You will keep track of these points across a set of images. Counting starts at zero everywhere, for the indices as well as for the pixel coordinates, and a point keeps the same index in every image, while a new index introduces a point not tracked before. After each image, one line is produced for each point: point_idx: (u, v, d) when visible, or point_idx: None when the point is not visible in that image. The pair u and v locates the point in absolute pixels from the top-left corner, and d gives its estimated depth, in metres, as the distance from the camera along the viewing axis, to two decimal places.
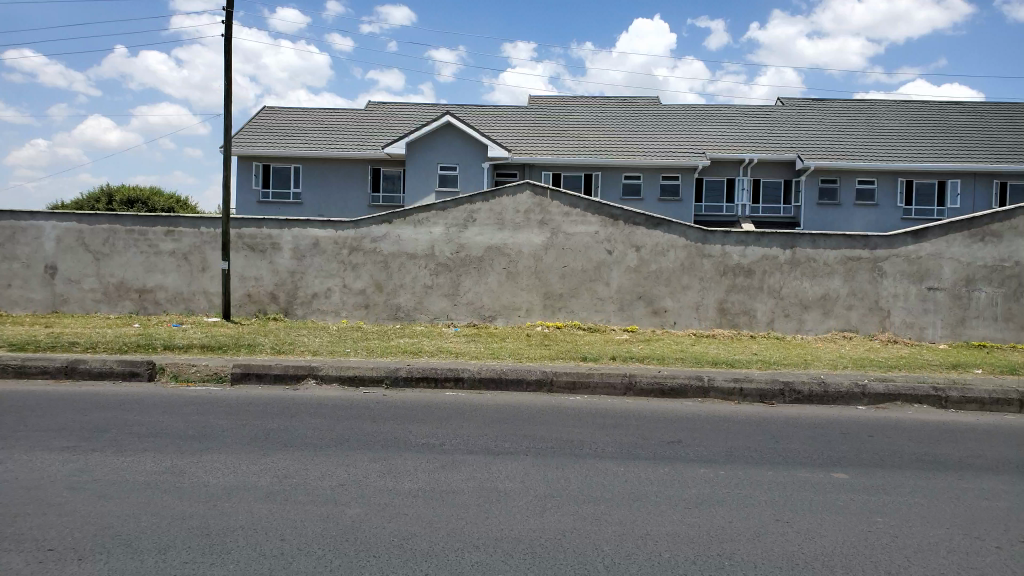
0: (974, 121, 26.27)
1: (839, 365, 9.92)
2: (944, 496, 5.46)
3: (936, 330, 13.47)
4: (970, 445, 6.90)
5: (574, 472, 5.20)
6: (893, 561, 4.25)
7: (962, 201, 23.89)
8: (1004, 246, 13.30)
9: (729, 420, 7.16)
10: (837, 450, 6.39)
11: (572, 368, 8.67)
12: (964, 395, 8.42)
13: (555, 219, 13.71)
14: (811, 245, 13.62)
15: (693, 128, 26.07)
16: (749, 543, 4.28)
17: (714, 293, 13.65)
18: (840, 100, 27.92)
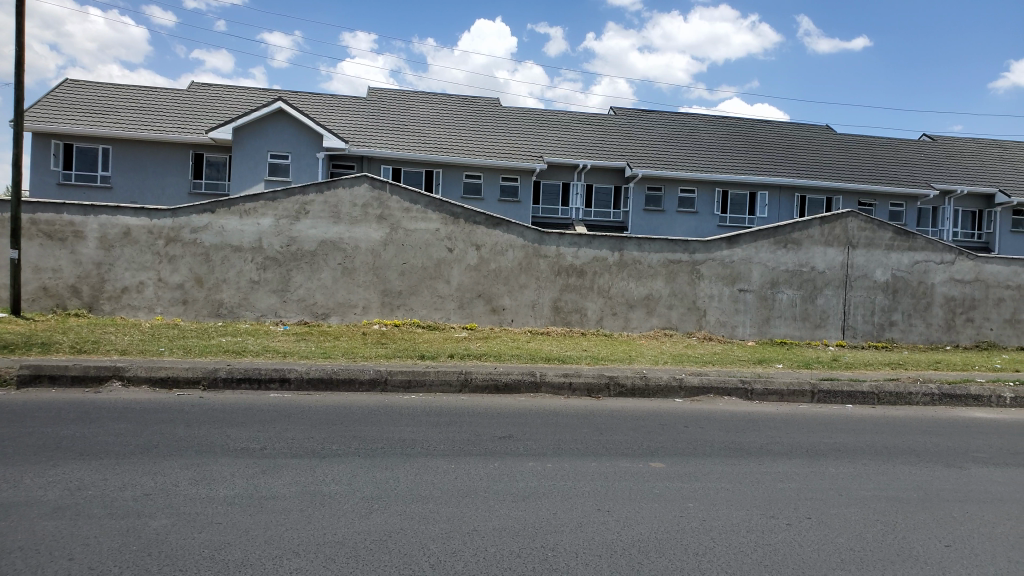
0: (781, 139, 28.90)
1: (663, 361, 10.52)
2: (747, 480, 5.95)
3: (745, 329, 14.74)
4: (771, 433, 7.57)
5: (403, 472, 5.16)
6: (702, 543, 4.55)
7: (770, 211, 26.19)
8: (803, 253, 14.92)
9: (558, 415, 7.40)
10: (654, 440, 6.78)
11: (408, 367, 8.61)
12: (767, 387, 9.29)
13: (393, 214, 13.57)
14: (638, 247, 14.35)
15: (531, 131, 26.74)
16: (573, 534, 4.43)
17: (548, 292, 14.06)
18: (666, 111, 29.67)
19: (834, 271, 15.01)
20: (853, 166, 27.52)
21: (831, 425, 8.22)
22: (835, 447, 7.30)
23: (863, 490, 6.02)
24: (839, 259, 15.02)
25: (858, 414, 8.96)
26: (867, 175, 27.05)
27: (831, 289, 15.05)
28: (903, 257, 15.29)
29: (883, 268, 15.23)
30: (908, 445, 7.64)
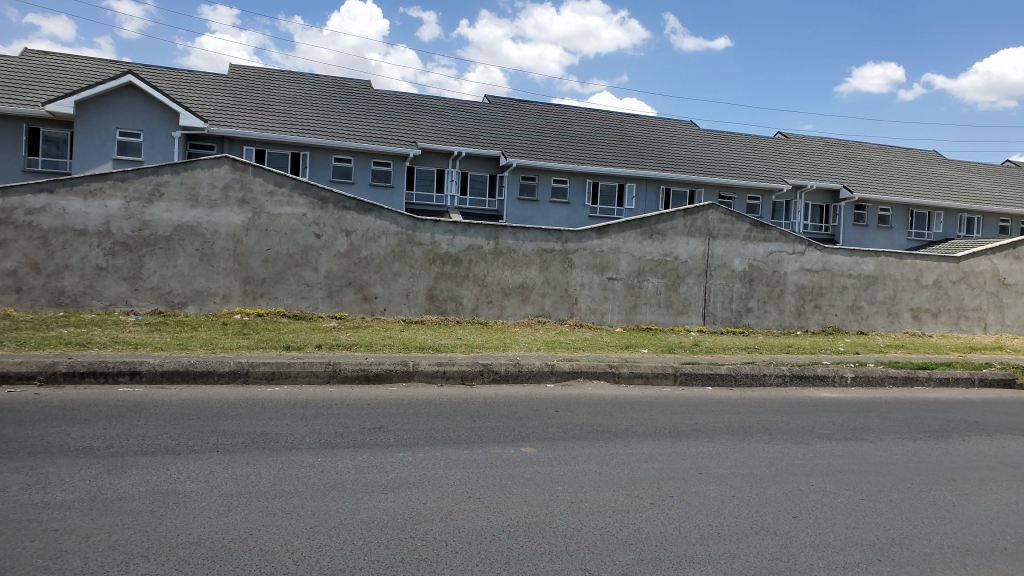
0: (647, 133, 30.01)
1: (535, 348, 10.69)
2: (614, 461, 6.14)
3: (614, 316, 15.23)
4: (636, 416, 7.85)
5: (266, 467, 4.95)
6: (570, 526, 4.65)
7: (637, 203, 27.17)
8: (667, 243, 15.56)
9: (428, 403, 7.35)
10: (526, 426, 6.87)
11: (273, 358, 8.29)
12: (633, 371, 9.65)
13: (257, 198, 13.02)
14: (512, 236, 14.47)
15: (404, 117, 26.37)
16: (443, 522, 4.41)
17: (422, 280, 13.96)
18: (539, 102, 30.07)
19: (696, 260, 15.77)
20: (715, 161, 28.99)
21: (693, 407, 8.64)
22: (696, 427, 7.68)
23: (721, 468, 6.35)
24: (701, 249, 15.79)
25: (717, 395, 9.46)
26: (727, 170, 28.59)
27: (694, 278, 15.80)
28: (758, 247, 16.27)
29: (741, 258, 16.14)
30: (761, 424, 8.13)
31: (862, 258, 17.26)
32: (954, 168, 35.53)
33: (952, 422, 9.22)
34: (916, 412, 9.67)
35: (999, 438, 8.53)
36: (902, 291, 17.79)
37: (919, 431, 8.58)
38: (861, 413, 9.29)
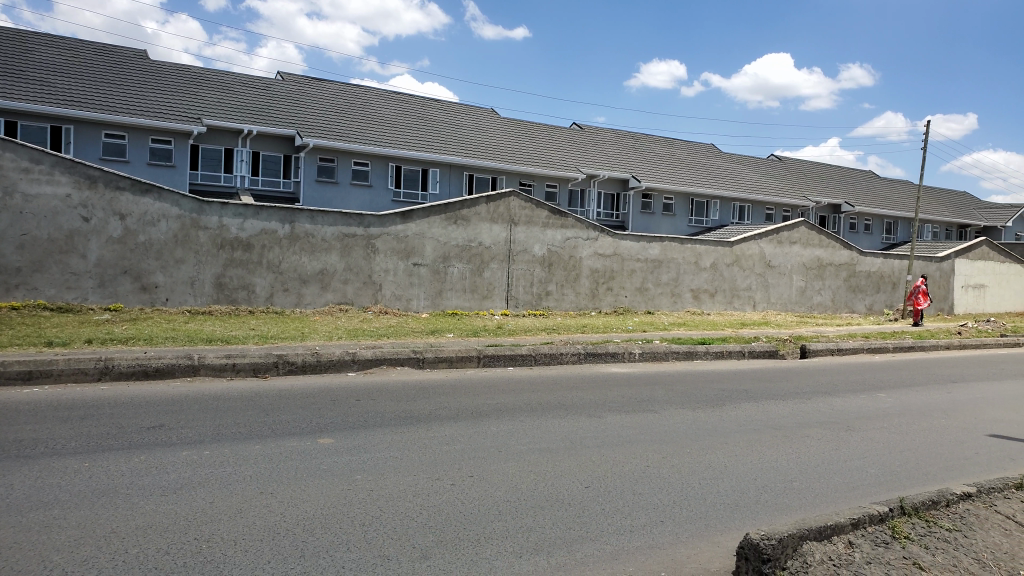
0: (449, 118, 30.22)
1: (337, 337, 10.44)
2: (415, 446, 6.16)
3: (419, 302, 15.25)
4: (440, 399, 7.92)
5: (20, 477, 4.43)
6: (368, 514, 4.59)
7: (441, 188, 27.44)
8: (470, 229, 15.82)
9: (218, 398, 6.93)
10: (323, 416, 6.69)
11: (31, 356, 7.42)
12: (436, 355, 9.73)
13: (9, 176, 11.58)
14: (310, 221, 14.01)
15: (189, 91, 24.55)
16: (230, 521, 4.18)
17: (211, 268, 13.14)
18: (337, 81, 29.18)
19: (498, 246, 16.18)
20: (515, 149, 29.87)
21: (493, 387, 8.88)
22: (496, 407, 7.89)
23: (519, 445, 6.58)
24: (503, 235, 16.23)
25: (519, 375, 9.80)
26: (527, 158, 29.59)
27: (496, 263, 16.20)
28: (556, 233, 17.00)
29: (540, 243, 16.78)
30: (558, 401, 8.53)
31: (649, 243, 18.61)
32: (728, 160, 39.20)
33: (724, 391, 10.26)
34: (694, 383, 10.60)
35: (760, 403, 9.59)
36: (684, 273, 19.42)
37: (697, 400, 9.44)
38: (648, 385, 10.04)
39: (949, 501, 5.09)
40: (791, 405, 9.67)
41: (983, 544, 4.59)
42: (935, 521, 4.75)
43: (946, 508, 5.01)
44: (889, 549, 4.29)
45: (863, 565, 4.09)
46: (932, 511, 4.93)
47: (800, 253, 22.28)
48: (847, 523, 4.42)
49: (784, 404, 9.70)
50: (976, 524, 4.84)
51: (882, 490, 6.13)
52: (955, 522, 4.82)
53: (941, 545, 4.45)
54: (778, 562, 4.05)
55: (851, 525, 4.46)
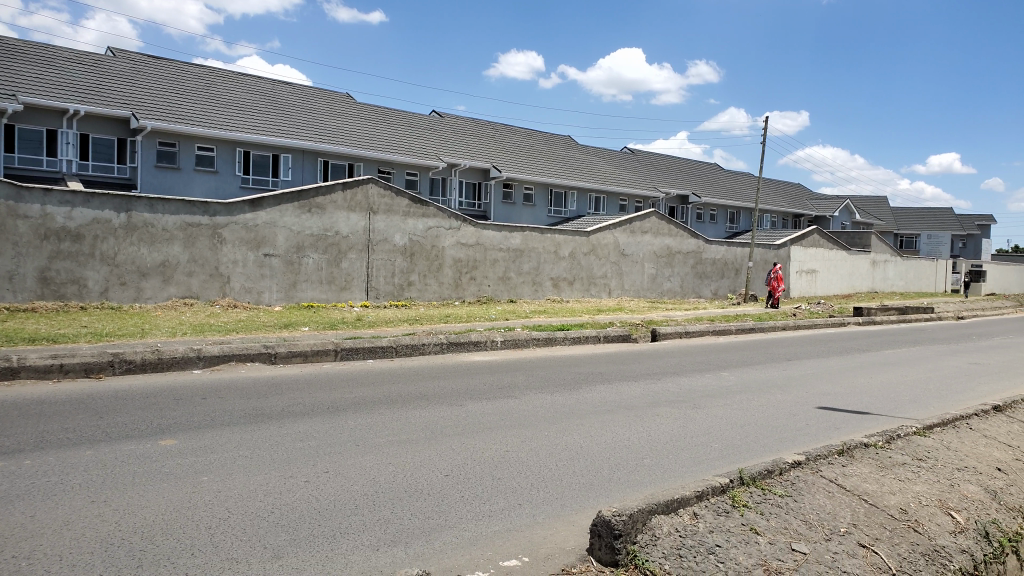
0: (303, 103, 29.18)
1: (182, 333, 9.84)
2: (267, 444, 5.93)
3: (272, 294, 14.70)
4: (293, 395, 7.67)
5: None
6: (215, 516, 4.36)
7: (294, 175, 26.54)
8: (326, 218, 15.40)
9: (43, 402, 6.37)
10: (166, 417, 6.30)
11: None
12: (289, 350, 9.41)
13: None
14: (148, 209, 13.16)
15: (5, 65, 22.31)
16: (55, 535, 3.85)
17: (33, 261, 12.07)
18: (179, 60, 27.41)
19: (357, 235, 15.85)
20: (374, 136, 29.35)
21: (352, 380, 8.70)
22: (355, 401, 7.75)
23: (377, 438, 6.48)
24: (361, 224, 15.90)
25: (377, 367, 9.65)
26: (386, 145, 29.16)
27: (355, 253, 15.87)
28: (417, 223, 16.88)
29: (400, 232, 16.59)
30: (418, 391, 8.50)
31: (510, 233, 18.88)
32: (584, 152, 40.39)
33: (580, 374, 10.62)
34: (552, 368, 10.89)
35: (614, 385, 10.00)
36: (543, 262, 19.84)
37: (555, 384, 9.73)
38: (507, 372, 10.21)
39: (782, 470, 5.51)
40: (644, 386, 10.15)
41: (810, 506, 5.02)
42: (770, 489, 5.12)
43: (779, 475, 5.43)
44: (729, 517, 4.59)
45: (706, 534, 4.35)
46: (767, 479, 5.32)
47: (651, 242, 23.36)
48: (692, 496, 4.68)
49: (637, 385, 10.17)
50: (804, 489, 5.28)
51: (725, 463, 6.56)
52: (786, 488, 5.23)
53: (774, 510, 4.82)
54: (629, 537, 4.22)
55: (696, 497, 4.73)
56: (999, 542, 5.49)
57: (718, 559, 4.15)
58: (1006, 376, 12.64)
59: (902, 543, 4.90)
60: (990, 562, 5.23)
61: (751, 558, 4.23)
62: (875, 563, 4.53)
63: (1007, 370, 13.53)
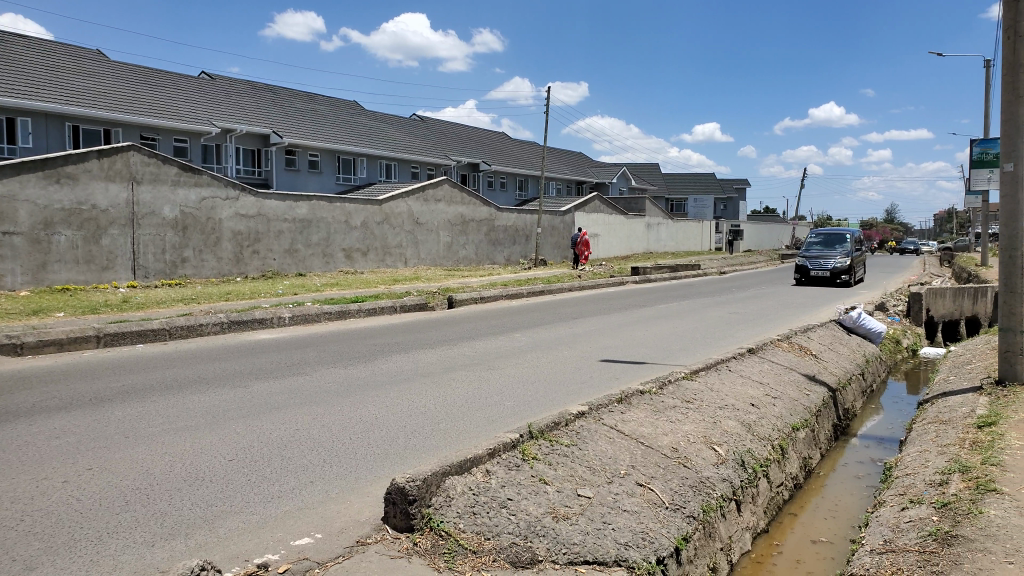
0: (44, 59, 25.75)
1: None
2: (15, 445, 5.30)
3: (17, 277, 13.04)
4: (50, 388, 6.92)
5: None
6: None
7: (37, 141, 23.55)
8: (80, 189, 13.87)
9: None
10: None
11: None
12: (41, 339, 8.46)
13: None
14: None
15: None
16: None
17: None
18: None
19: (118, 209, 14.44)
20: (134, 99, 26.74)
21: (120, 368, 7.98)
22: (124, 389, 7.14)
23: (150, 427, 6.02)
24: (123, 195, 14.50)
25: (149, 351, 8.95)
26: (150, 109, 26.70)
27: (117, 228, 14.46)
28: (188, 193, 15.70)
29: (170, 204, 15.36)
30: (198, 374, 8.00)
31: (295, 202, 18.15)
32: (372, 118, 39.58)
33: (376, 345, 10.54)
34: (345, 341, 10.70)
35: (411, 353, 10.06)
36: (333, 233, 19.33)
37: (348, 357, 9.59)
38: (298, 349, 9.88)
39: (568, 421, 5.86)
40: (439, 352, 10.32)
41: (593, 453, 5.41)
42: (557, 440, 5.44)
43: (565, 426, 5.77)
44: (519, 471, 4.82)
45: (498, 489, 4.54)
46: (554, 431, 5.63)
47: (444, 210, 23.54)
48: (484, 454, 4.85)
49: (433, 352, 10.32)
50: (589, 437, 5.68)
51: (515, 419, 6.86)
52: (572, 438, 5.57)
53: (560, 460, 5.13)
54: (423, 501, 4.30)
55: (488, 455, 4.90)
56: (751, 469, 6.30)
57: (510, 512, 4.35)
58: (755, 322, 14.37)
59: (674, 479, 5.44)
60: (744, 487, 6.00)
61: (541, 508, 4.47)
62: (649, 499, 4.99)
63: (757, 317, 15.37)
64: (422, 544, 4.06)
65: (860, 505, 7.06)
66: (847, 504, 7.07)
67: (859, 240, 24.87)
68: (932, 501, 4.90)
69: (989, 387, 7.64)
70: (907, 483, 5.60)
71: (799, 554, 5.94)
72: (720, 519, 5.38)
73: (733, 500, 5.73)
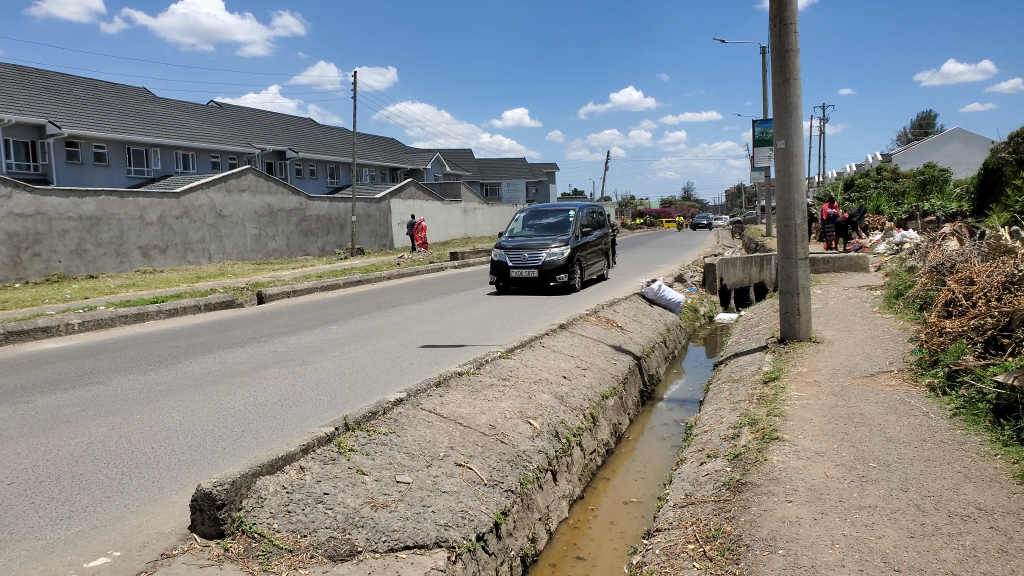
0: None
1: None
2: None
3: None
4: None
5: None
6: None
7: None
8: None
9: None
10: None
11: None
12: None
13: None
14: None
15: None
16: None
17: None
18: None
19: None
20: None
21: None
22: None
23: None
24: None
25: None
26: None
27: None
28: None
29: None
30: None
31: (79, 199, 16.61)
32: (164, 105, 36.77)
33: (179, 347, 9.96)
34: (146, 345, 10.04)
35: (218, 354, 9.62)
36: (126, 230, 17.90)
37: (146, 362, 8.99)
38: (90, 356, 9.13)
39: (386, 410, 5.91)
40: (249, 350, 9.95)
41: (412, 438, 5.52)
42: (374, 429, 5.47)
43: (383, 415, 5.82)
44: (336, 464, 4.83)
45: (313, 485, 4.53)
46: (371, 421, 5.66)
47: (250, 201, 22.47)
48: (298, 451, 4.80)
49: (243, 350, 9.94)
50: (407, 423, 5.77)
51: (331, 413, 6.80)
52: (390, 426, 5.63)
53: (378, 449, 5.19)
54: (233, 505, 4.18)
55: (301, 451, 4.85)
56: (565, 439, 6.71)
57: (326, 506, 4.36)
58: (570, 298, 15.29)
59: (492, 455, 5.68)
60: (559, 457, 6.40)
61: (359, 498, 4.51)
62: (469, 478, 5.19)
63: (569, 293, 16.31)
64: (234, 549, 3.97)
65: (664, 463, 7.75)
66: (653, 463, 7.74)
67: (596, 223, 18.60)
68: (724, 453, 5.48)
69: (772, 346, 8.68)
70: (704, 439, 6.20)
71: (612, 515, 6.43)
72: (537, 490, 5.72)
73: (548, 471, 6.11)
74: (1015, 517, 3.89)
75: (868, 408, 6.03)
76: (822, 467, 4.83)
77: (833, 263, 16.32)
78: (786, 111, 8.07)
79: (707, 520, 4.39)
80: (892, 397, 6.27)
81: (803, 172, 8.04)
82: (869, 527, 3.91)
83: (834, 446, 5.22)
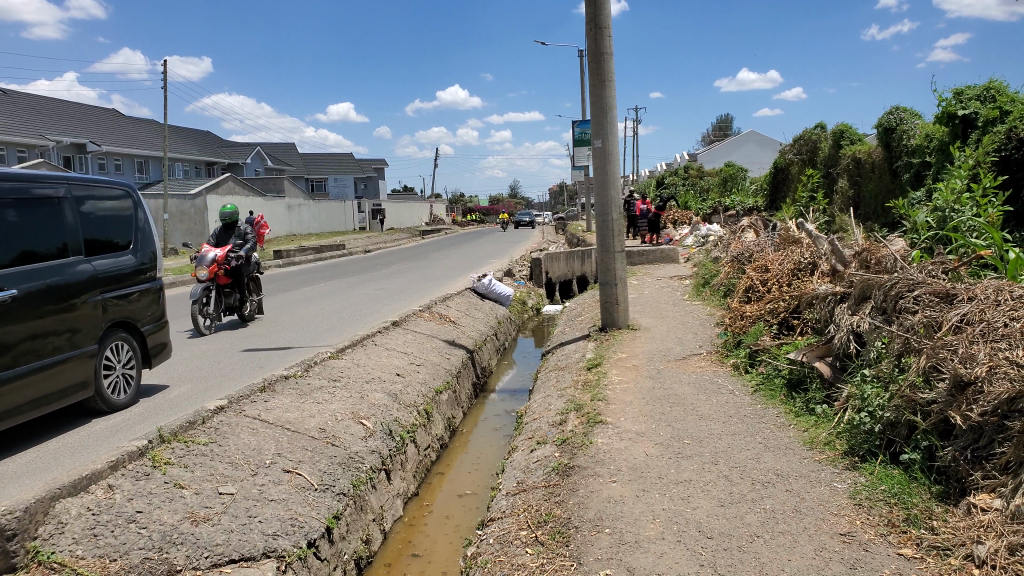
0: None
1: None
2: None
3: None
4: None
5: None
6: None
7: None
8: None
9: None
10: None
11: None
12: None
13: None
14: None
15: None
16: None
17: None
18: None
19: None
20: None
21: None
22: None
23: None
24: None
25: None
26: None
27: None
28: None
29: None
30: None
31: None
32: None
33: None
34: None
35: None
36: None
37: None
38: None
39: (204, 418, 5.47)
40: None
41: (234, 447, 5.14)
42: (192, 440, 5.03)
43: (202, 424, 5.37)
44: (149, 480, 4.38)
45: (123, 504, 4.08)
46: (189, 431, 5.21)
47: None
48: (105, 468, 4.30)
49: None
50: (228, 431, 5.37)
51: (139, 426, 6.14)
52: (209, 435, 5.21)
53: (197, 461, 4.78)
54: (26, 534, 3.63)
55: (108, 468, 4.35)
56: (398, 437, 6.56)
57: (138, 526, 3.93)
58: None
59: (322, 459, 5.42)
60: (392, 455, 6.25)
61: (177, 514, 4.12)
62: (297, 484, 4.91)
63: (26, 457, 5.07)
64: None
65: (497, 454, 7.78)
66: (486, 455, 7.76)
67: (129, 245, 5.91)
68: (553, 440, 5.57)
69: (595, 334, 9.00)
70: (534, 427, 6.29)
71: (447, 510, 6.38)
72: (369, 491, 5.54)
73: (382, 470, 5.96)
74: (807, 478, 4.26)
75: (682, 389, 6.41)
76: (642, 446, 5.06)
77: (647, 255, 17.27)
78: (602, 112, 8.36)
79: (538, 506, 4.43)
80: (702, 377, 6.69)
81: (618, 170, 8.39)
82: (685, 500, 4.13)
83: (653, 426, 5.49)
